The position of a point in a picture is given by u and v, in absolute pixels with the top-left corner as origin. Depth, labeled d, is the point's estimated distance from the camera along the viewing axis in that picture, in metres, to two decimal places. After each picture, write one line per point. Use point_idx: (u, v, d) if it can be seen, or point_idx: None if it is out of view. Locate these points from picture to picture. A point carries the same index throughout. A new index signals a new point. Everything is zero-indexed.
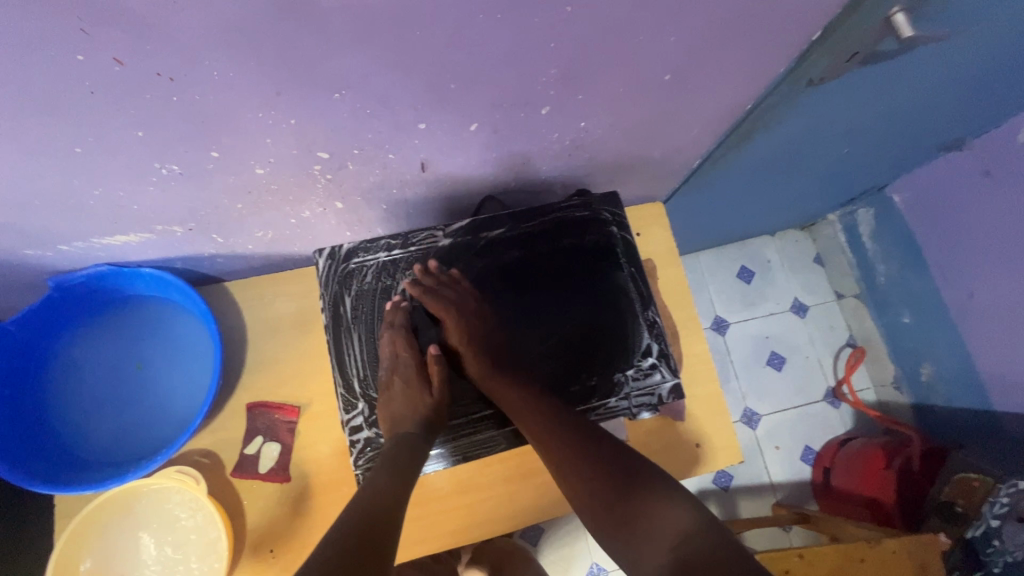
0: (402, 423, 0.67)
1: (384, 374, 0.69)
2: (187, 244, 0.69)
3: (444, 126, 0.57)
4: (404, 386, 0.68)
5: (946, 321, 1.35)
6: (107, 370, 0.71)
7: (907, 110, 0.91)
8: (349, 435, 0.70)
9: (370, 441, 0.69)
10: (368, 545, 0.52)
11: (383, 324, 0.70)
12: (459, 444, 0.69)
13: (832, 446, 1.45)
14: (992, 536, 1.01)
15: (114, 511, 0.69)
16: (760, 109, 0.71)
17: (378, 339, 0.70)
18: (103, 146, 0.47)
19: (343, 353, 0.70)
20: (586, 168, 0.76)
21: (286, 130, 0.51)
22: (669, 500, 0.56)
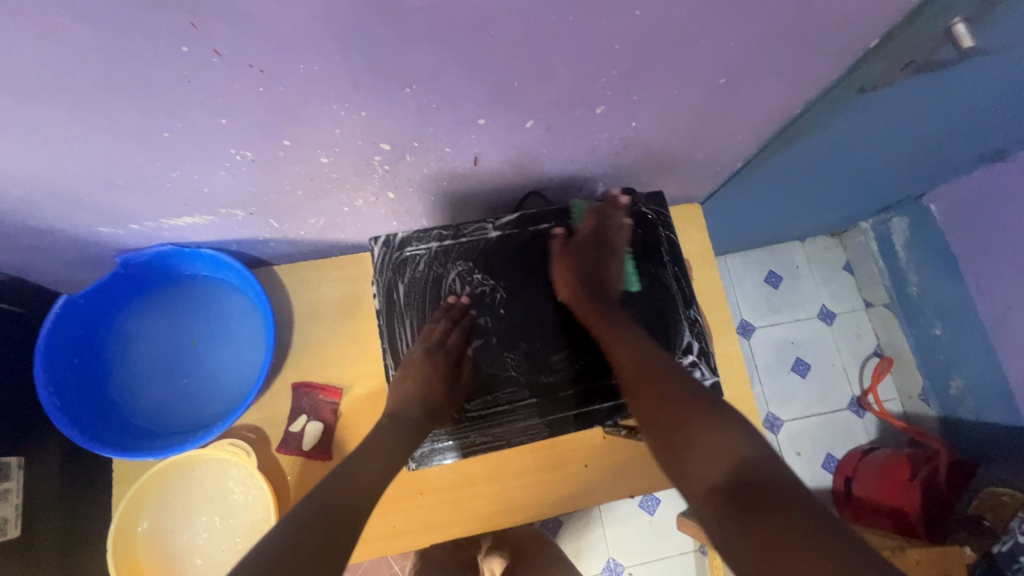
0: (412, 404, 0.68)
1: (410, 358, 0.71)
2: (245, 227, 0.72)
3: (502, 122, 0.59)
4: (426, 372, 0.69)
5: (979, 334, 1.33)
6: (166, 344, 0.75)
7: (953, 120, 0.91)
8: None
9: None
10: (335, 521, 0.53)
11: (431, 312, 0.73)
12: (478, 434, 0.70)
13: (854, 455, 1.45)
14: (1019, 552, 0.98)
15: (170, 481, 0.72)
16: (808, 114, 0.72)
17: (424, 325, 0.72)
18: (187, 131, 0.49)
19: (387, 336, 0.73)
20: (631, 167, 0.77)
21: (355, 122, 0.53)
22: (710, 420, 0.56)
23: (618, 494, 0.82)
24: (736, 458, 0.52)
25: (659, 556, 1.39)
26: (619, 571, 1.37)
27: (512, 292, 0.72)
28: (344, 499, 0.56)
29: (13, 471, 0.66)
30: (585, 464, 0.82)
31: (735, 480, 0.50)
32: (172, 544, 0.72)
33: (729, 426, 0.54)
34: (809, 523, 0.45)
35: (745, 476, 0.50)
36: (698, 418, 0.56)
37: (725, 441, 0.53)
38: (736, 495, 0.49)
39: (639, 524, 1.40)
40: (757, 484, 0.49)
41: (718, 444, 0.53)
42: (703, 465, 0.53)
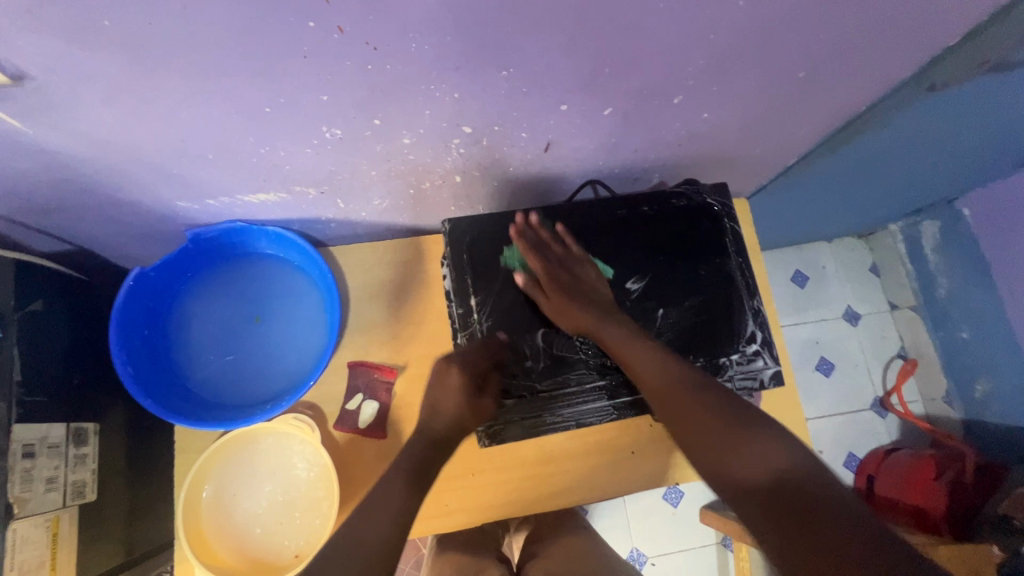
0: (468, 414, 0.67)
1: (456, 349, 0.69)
2: (313, 206, 0.73)
3: (582, 109, 0.60)
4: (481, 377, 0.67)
5: (1008, 339, 1.34)
6: (229, 320, 0.76)
7: (1006, 122, 0.91)
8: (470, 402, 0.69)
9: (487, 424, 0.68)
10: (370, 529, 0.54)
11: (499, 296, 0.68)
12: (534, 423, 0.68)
13: (877, 454, 1.46)
14: None
15: (236, 453, 0.73)
16: (873, 110, 0.72)
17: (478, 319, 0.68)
18: (289, 107, 0.50)
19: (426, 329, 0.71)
20: (690, 159, 0.78)
21: (446, 104, 0.54)
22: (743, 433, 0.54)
23: (664, 481, 0.83)
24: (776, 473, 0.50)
25: (682, 548, 1.41)
26: (642, 561, 1.39)
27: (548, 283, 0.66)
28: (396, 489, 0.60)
29: (90, 436, 0.68)
30: (632, 451, 0.82)
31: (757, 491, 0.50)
32: (236, 521, 0.72)
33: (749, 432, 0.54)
34: (845, 523, 0.44)
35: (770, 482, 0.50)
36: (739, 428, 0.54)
37: (766, 449, 0.52)
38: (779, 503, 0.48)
39: (663, 516, 1.42)
40: (803, 492, 0.48)
41: (757, 451, 0.52)
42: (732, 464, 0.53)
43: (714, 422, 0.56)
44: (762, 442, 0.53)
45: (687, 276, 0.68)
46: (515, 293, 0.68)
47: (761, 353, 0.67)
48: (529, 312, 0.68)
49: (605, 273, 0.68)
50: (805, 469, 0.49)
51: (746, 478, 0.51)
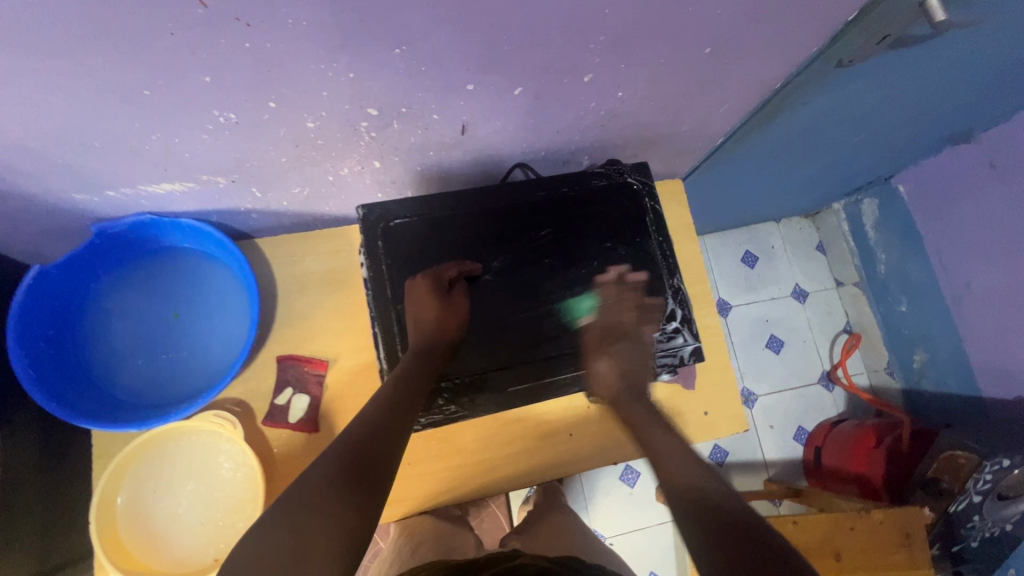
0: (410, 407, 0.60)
1: (435, 308, 0.63)
2: (227, 196, 0.71)
3: (491, 88, 0.59)
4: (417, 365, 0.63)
5: (941, 309, 1.40)
6: (144, 317, 0.73)
7: (925, 98, 0.94)
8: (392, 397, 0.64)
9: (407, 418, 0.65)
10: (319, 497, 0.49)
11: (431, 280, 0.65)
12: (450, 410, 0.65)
13: (824, 426, 1.51)
14: (973, 512, 1.13)
15: (154, 454, 0.71)
16: (787, 88, 0.74)
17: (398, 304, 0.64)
18: (170, 88, 0.48)
19: (416, 282, 0.64)
20: (616, 140, 0.79)
21: (343, 84, 0.53)
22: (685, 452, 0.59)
23: (605, 460, 0.83)
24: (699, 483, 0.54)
25: (639, 526, 1.44)
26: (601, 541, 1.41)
27: (479, 272, 0.66)
28: (369, 461, 0.53)
29: None
30: (570, 432, 0.83)
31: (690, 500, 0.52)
32: (156, 524, 0.69)
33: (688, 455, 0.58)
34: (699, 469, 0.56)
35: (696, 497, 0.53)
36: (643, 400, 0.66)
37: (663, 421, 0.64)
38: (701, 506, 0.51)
39: (620, 497, 1.45)
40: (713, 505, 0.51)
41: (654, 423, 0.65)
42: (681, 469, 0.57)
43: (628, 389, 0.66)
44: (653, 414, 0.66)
45: (610, 258, 0.69)
46: (440, 280, 0.65)
47: (680, 331, 0.69)
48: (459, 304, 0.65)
49: (539, 258, 0.68)
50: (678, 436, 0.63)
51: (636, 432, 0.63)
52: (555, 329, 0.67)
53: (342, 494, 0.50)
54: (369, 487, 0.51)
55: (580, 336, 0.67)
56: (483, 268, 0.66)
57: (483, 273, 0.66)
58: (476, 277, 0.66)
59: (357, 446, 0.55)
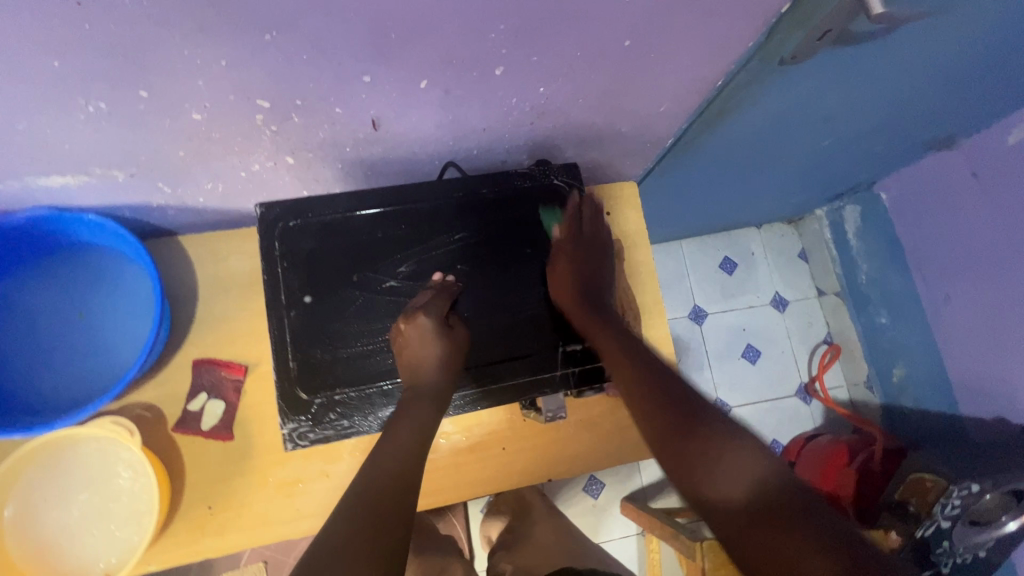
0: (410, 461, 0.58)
1: (441, 345, 0.62)
2: (131, 191, 0.67)
3: (391, 80, 0.55)
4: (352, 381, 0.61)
5: (921, 322, 1.34)
6: (47, 316, 0.70)
7: (892, 98, 0.89)
8: (280, 409, 0.59)
9: (291, 432, 0.60)
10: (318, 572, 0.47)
11: (343, 285, 0.62)
12: (345, 422, 0.61)
13: (799, 440, 1.45)
14: (943, 538, 1.05)
15: (48, 462, 0.66)
16: (730, 86, 0.69)
17: (294, 309, 0.60)
18: (18, 73, 0.45)
19: (418, 323, 0.61)
20: (552, 139, 0.74)
21: (218, 72, 0.49)
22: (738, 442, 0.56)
23: (536, 476, 0.81)
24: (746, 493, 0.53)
25: (602, 540, 1.39)
26: None
27: (390, 277, 0.64)
28: (381, 510, 0.53)
29: None
30: (502, 447, 0.80)
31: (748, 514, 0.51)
32: (47, 536, 0.65)
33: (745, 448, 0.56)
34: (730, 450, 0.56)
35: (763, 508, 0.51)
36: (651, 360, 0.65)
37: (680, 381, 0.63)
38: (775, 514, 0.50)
39: (584, 510, 1.41)
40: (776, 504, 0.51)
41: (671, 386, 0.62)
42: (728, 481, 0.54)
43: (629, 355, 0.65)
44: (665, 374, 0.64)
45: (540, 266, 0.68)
46: (347, 284, 0.62)
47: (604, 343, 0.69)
48: (369, 311, 0.63)
49: (456, 263, 0.66)
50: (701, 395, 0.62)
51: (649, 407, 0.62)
52: (483, 342, 0.66)
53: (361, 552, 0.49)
54: (389, 533, 0.52)
55: (499, 345, 0.66)
56: (395, 273, 0.64)
57: (395, 278, 0.64)
58: (384, 281, 0.63)
59: (367, 494, 0.54)
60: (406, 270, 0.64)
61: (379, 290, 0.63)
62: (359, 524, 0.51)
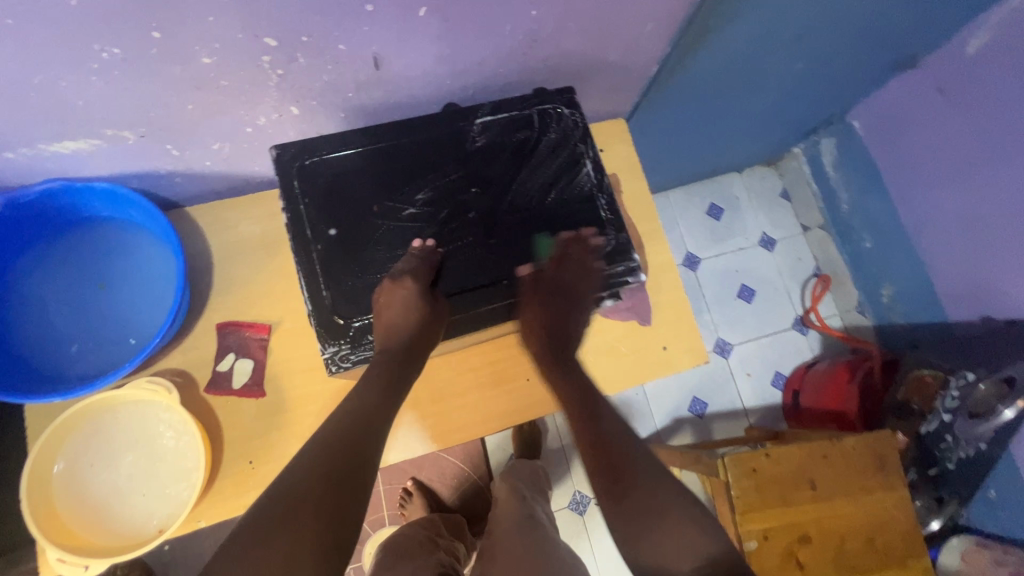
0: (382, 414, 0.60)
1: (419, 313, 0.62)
2: (140, 155, 0.68)
3: (391, 9, 0.57)
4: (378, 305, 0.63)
5: (903, 239, 1.41)
6: (69, 290, 0.70)
7: (857, 13, 0.94)
8: (320, 338, 0.63)
9: (332, 357, 0.63)
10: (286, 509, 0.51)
11: (363, 216, 0.64)
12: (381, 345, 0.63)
13: (800, 370, 1.52)
14: (945, 432, 1.13)
15: (89, 428, 0.67)
16: (708, 2, 0.72)
17: (319, 242, 0.63)
18: (36, 17, 0.46)
19: (402, 287, 0.62)
20: (544, 72, 0.77)
21: (229, 7, 0.51)
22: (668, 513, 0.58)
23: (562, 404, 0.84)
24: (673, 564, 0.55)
25: None
26: (585, 502, 1.41)
27: (404, 207, 0.66)
28: (354, 458, 0.56)
29: None
30: (527, 378, 0.83)
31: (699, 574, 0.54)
32: (95, 498, 0.66)
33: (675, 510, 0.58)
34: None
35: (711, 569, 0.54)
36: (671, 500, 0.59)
37: (702, 538, 0.56)
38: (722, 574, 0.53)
39: None
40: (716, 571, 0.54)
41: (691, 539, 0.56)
42: (662, 543, 0.56)
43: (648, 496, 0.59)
44: (679, 530, 0.57)
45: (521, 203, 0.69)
46: (367, 216, 0.65)
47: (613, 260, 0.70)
48: (390, 239, 0.65)
49: (465, 190, 0.68)
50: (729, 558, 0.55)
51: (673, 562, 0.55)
52: (496, 264, 0.67)
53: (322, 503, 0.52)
54: (357, 489, 0.55)
55: (510, 268, 0.67)
56: (410, 202, 0.66)
57: (408, 208, 0.66)
58: (401, 209, 0.66)
59: (344, 433, 0.57)
60: (420, 199, 0.66)
61: (396, 220, 0.65)
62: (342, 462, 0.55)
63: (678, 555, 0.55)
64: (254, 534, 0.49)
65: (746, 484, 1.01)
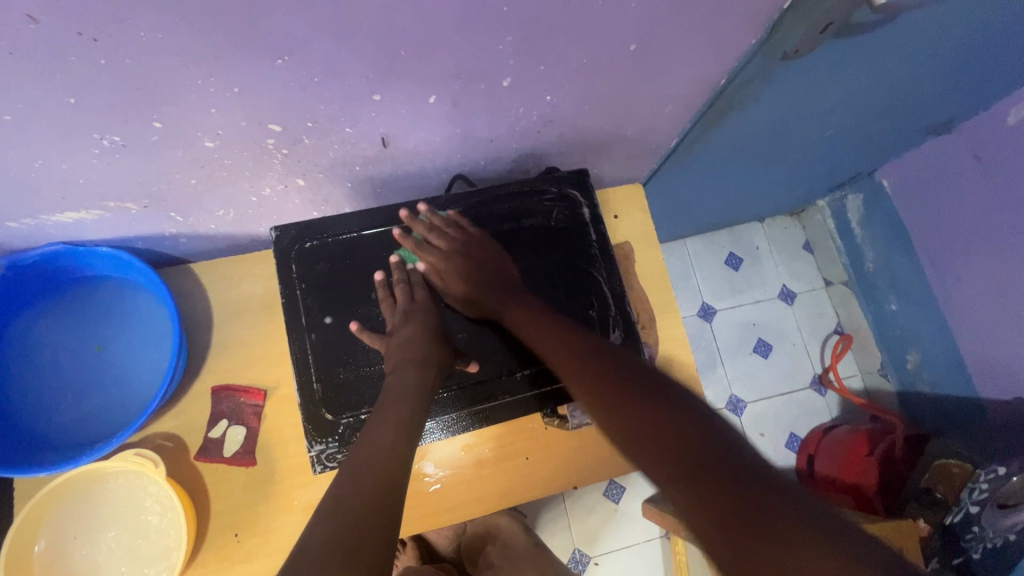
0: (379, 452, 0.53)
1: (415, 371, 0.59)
2: (143, 222, 0.67)
3: (400, 97, 0.55)
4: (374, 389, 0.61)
5: (931, 304, 1.34)
6: (65, 350, 0.70)
7: (892, 84, 0.90)
8: (309, 433, 0.61)
9: (321, 454, 0.61)
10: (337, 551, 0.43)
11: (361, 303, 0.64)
12: None
13: (816, 433, 1.44)
14: (971, 522, 1.06)
15: (73, 496, 0.66)
16: (734, 83, 0.69)
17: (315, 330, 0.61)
18: (34, 113, 0.45)
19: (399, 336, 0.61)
20: (559, 146, 0.74)
21: (231, 100, 0.49)
22: (676, 403, 0.53)
23: (560, 486, 0.81)
24: (678, 447, 0.48)
25: (626, 544, 1.38)
26: (585, 561, 1.36)
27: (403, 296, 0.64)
28: (391, 488, 0.50)
29: None
30: (526, 457, 0.80)
31: (689, 461, 0.47)
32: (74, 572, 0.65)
33: (681, 409, 0.52)
34: (765, 491, 0.44)
35: (696, 455, 0.47)
36: (648, 401, 0.53)
37: (690, 420, 0.51)
38: (703, 473, 0.46)
39: (606, 514, 1.39)
40: (701, 454, 0.47)
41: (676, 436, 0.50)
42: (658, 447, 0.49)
43: (623, 394, 0.55)
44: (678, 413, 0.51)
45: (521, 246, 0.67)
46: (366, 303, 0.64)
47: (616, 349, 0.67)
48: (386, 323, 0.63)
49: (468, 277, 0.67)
50: (719, 436, 0.49)
51: (654, 459, 0.49)
52: (497, 349, 0.66)
53: (372, 531, 0.46)
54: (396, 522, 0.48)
55: (509, 359, 0.66)
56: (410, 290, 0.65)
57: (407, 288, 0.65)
58: (400, 295, 0.64)
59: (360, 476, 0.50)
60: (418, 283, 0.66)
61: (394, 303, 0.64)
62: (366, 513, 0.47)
63: (662, 447, 0.49)
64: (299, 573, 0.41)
65: None
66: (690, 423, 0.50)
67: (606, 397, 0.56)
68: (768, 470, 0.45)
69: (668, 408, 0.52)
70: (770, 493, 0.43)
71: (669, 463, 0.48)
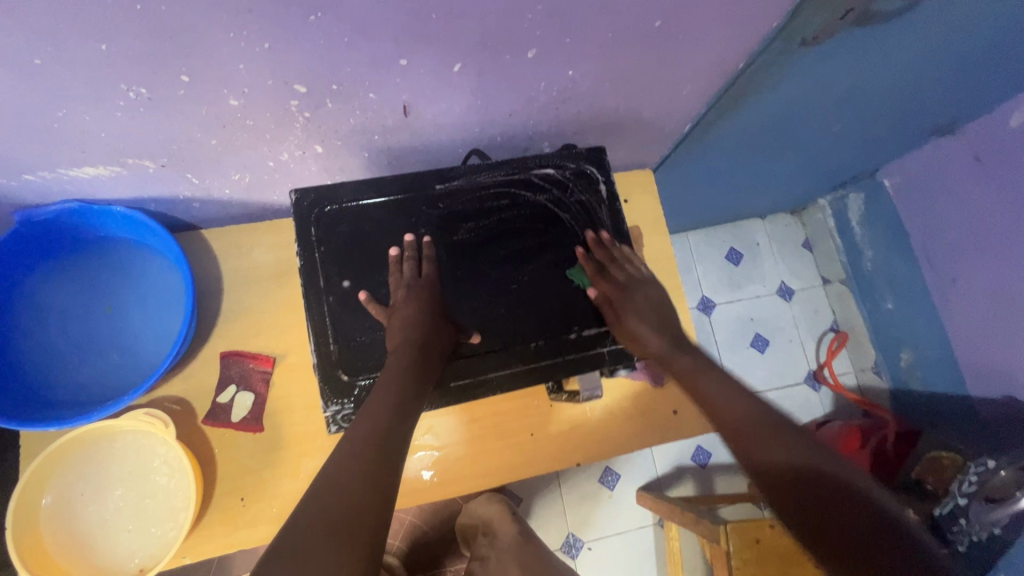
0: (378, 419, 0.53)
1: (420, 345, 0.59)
2: (160, 182, 0.67)
3: (426, 64, 0.55)
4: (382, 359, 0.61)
5: (926, 304, 1.37)
6: (74, 310, 0.69)
7: (903, 79, 0.91)
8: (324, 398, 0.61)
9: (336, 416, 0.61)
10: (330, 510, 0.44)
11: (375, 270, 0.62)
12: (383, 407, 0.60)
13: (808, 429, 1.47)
14: (958, 515, 1.07)
15: (82, 454, 0.66)
16: (751, 69, 0.70)
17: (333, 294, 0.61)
18: (65, 58, 0.45)
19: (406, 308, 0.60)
20: (575, 126, 0.75)
21: (261, 57, 0.50)
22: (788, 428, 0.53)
23: (562, 463, 0.82)
24: (791, 459, 0.50)
25: (619, 530, 1.40)
26: (578, 545, 1.38)
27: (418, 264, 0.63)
28: (386, 453, 0.51)
29: None
30: (530, 433, 0.81)
31: (790, 483, 0.48)
32: (81, 529, 0.65)
33: (793, 433, 0.52)
34: (853, 521, 0.45)
35: (799, 477, 0.48)
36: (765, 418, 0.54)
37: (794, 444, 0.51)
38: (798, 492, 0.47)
39: (600, 501, 1.41)
40: (806, 483, 0.48)
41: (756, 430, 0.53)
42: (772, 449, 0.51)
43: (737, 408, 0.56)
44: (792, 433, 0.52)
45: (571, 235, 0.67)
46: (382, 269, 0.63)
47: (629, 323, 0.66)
48: (400, 290, 0.62)
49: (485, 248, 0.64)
50: (838, 468, 0.48)
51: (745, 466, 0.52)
52: (512, 320, 0.65)
53: (364, 496, 0.46)
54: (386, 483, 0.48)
55: (524, 331, 0.65)
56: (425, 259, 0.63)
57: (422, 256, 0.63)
58: (416, 264, 0.63)
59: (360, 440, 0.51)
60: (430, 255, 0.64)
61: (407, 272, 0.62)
62: (368, 467, 0.48)
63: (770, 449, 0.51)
64: (302, 530, 0.42)
65: (748, 556, 0.97)
66: (806, 449, 0.50)
67: (723, 405, 0.57)
68: (873, 515, 0.45)
69: (784, 433, 0.52)
70: (851, 517, 0.45)
71: (767, 476, 0.50)
